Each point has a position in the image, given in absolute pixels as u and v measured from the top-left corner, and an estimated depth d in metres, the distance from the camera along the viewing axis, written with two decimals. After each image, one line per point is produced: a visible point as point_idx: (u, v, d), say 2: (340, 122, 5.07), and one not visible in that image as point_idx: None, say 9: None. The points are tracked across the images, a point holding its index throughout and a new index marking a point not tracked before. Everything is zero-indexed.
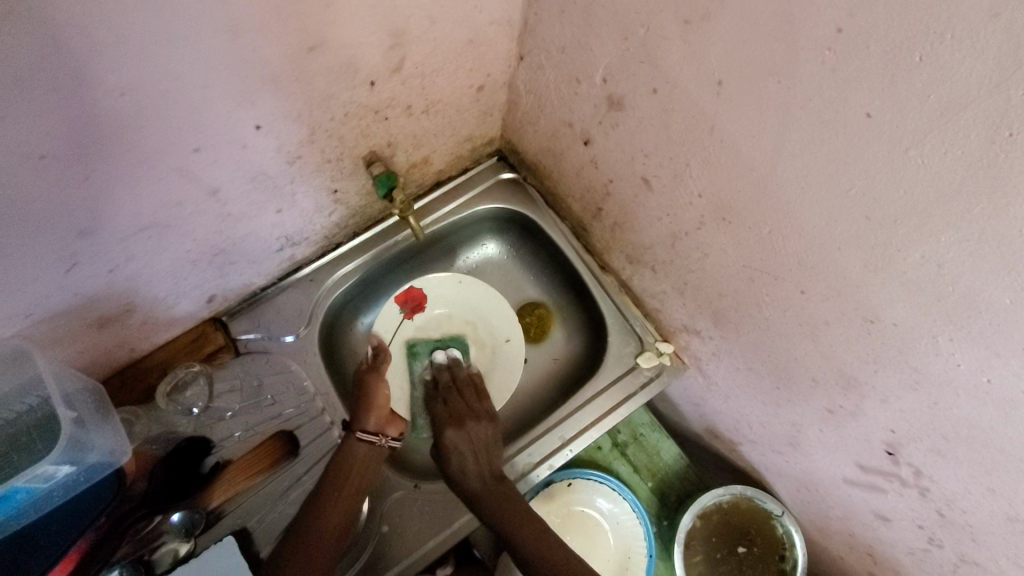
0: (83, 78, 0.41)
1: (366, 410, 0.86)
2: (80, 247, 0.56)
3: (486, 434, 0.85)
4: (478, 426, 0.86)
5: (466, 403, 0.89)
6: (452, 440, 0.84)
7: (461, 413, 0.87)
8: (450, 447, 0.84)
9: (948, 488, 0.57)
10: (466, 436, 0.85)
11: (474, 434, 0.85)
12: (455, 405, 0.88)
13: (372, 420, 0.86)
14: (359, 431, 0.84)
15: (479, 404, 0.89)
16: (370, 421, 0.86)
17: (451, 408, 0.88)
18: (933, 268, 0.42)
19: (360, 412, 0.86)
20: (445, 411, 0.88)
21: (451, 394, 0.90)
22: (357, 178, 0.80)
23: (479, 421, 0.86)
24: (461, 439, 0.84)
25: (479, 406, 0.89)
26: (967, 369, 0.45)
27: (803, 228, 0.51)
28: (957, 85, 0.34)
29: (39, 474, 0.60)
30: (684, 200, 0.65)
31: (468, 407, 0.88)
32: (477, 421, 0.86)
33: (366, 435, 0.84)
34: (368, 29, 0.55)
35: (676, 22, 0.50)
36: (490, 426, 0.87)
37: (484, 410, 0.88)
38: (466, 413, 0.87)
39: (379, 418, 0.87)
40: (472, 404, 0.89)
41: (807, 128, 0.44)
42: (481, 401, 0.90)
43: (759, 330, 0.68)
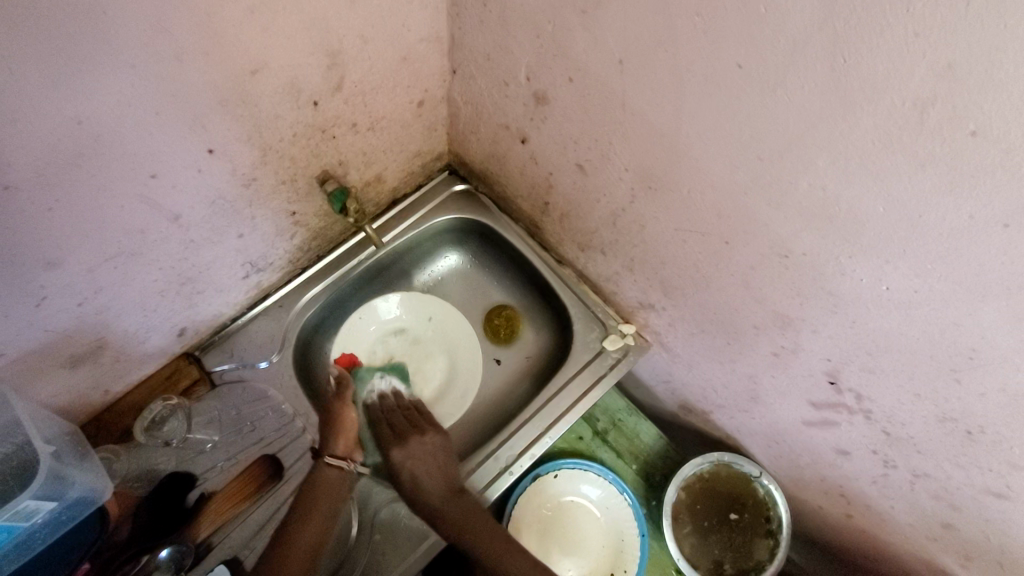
0: (42, 108, 0.46)
1: (335, 435, 0.87)
2: (46, 280, 0.58)
3: (435, 445, 0.87)
4: (425, 438, 0.88)
5: (409, 424, 0.91)
6: (399, 457, 0.85)
7: (405, 432, 0.89)
8: (400, 464, 0.84)
9: (885, 404, 0.62)
10: (414, 451, 0.86)
11: (425, 448, 0.86)
12: (400, 427, 0.90)
13: (341, 445, 0.86)
14: (329, 457, 0.84)
15: (421, 421, 0.92)
16: (336, 446, 0.86)
17: (394, 431, 0.89)
18: (820, 194, 0.49)
19: (327, 437, 0.87)
20: (389, 434, 0.89)
21: (393, 419, 0.92)
22: (313, 198, 0.84)
23: (425, 435, 0.88)
24: (410, 454, 0.85)
25: (422, 423, 0.91)
26: (869, 280, 0.51)
27: (714, 180, 0.57)
28: (796, 29, 0.41)
29: (21, 510, 0.60)
30: (614, 177, 0.71)
31: (410, 427, 0.90)
32: (423, 435, 0.88)
33: (337, 460, 0.84)
34: (305, 52, 0.62)
35: (576, 15, 0.58)
36: (438, 437, 0.89)
37: (428, 425, 0.91)
38: (411, 430, 0.89)
39: (349, 442, 0.88)
40: (415, 424, 0.91)
41: (697, 88, 0.52)
42: (424, 422, 0.92)
43: (701, 291, 0.73)
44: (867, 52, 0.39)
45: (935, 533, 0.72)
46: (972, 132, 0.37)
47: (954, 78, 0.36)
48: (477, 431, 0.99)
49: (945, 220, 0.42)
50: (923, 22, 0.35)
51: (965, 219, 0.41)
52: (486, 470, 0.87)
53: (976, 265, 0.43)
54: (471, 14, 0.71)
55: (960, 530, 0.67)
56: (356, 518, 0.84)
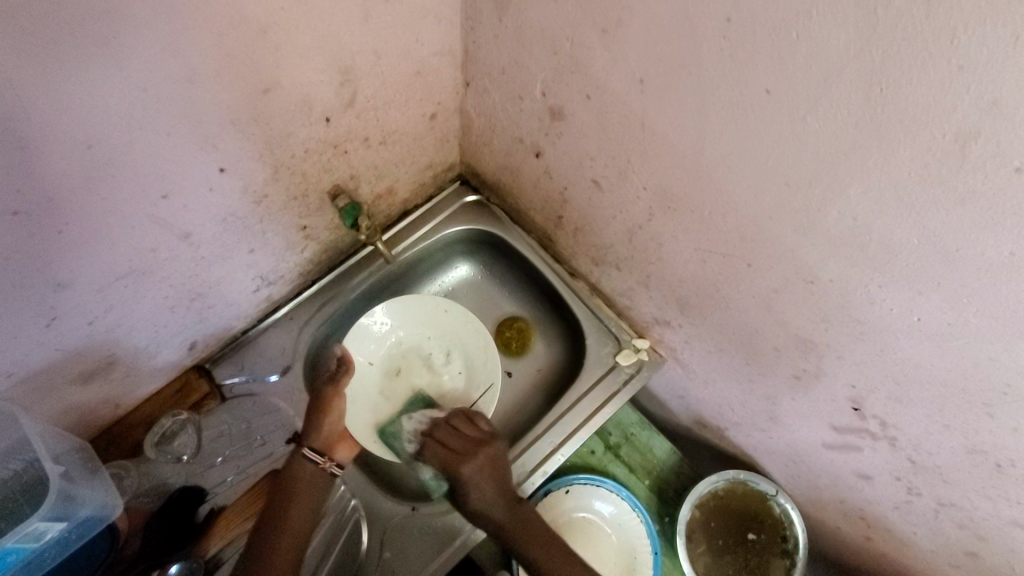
0: (52, 134, 0.46)
1: (318, 422, 0.81)
2: (56, 300, 0.58)
3: (497, 456, 0.80)
4: (487, 451, 0.79)
5: (463, 435, 0.81)
6: (472, 476, 0.77)
7: (461, 446, 0.80)
8: (471, 483, 0.77)
9: (912, 433, 0.60)
10: (481, 469, 0.78)
11: (488, 464, 0.79)
12: (452, 441, 0.81)
13: (321, 436, 0.81)
14: (307, 449, 0.80)
15: (476, 430, 0.82)
16: (320, 437, 0.81)
17: (452, 446, 0.80)
18: (849, 221, 0.47)
19: (313, 427, 0.81)
20: (448, 450, 0.80)
21: (443, 432, 0.82)
22: (324, 212, 0.83)
23: (485, 446, 0.80)
24: (478, 475, 0.78)
25: (477, 431, 0.82)
26: (898, 310, 0.49)
27: (736, 202, 0.56)
28: (831, 54, 0.40)
29: (29, 533, 0.59)
30: (632, 195, 0.69)
31: (468, 437, 0.81)
32: (481, 448, 0.79)
33: (314, 454, 0.79)
34: (317, 69, 0.61)
35: (595, 32, 0.56)
36: (497, 447, 0.81)
37: (484, 434, 0.82)
38: (468, 444, 0.80)
39: (331, 434, 0.82)
40: (470, 433, 0.82)
41: (722, 111, 0.50)
42: (478, 426, 0.83)
43: (719, 310, 0.71)
44: (905, 85, 0.37)
45: (958, 561, 0.70)
46: (1017, 169, 0.35)
47: (999, 114, 0.34)
48: (488, 446, 0.98)
49: (983, 255, 0.40)
50: (968, 55, 0.34)
51: (1005, 256, 0.39)
52: None
53: (1013, 301, 0.41)
54: (486, 28, 0.70)
55: (985, 560, 0.65)
56: (367, 532, 0.83)
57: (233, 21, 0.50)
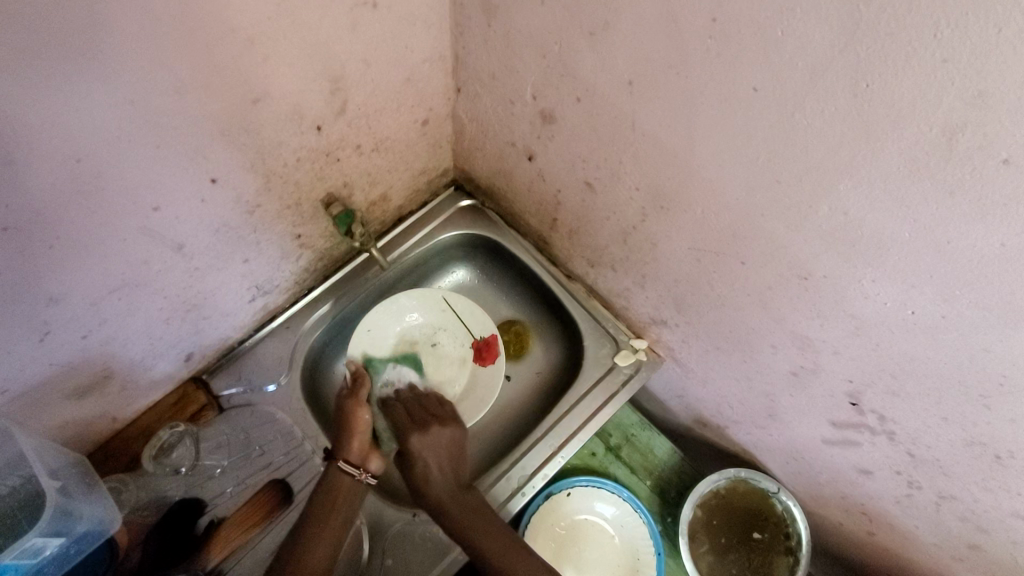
0: (40, 147, 0.45)
1: (348, 436, 0.80)
2: (49, 315, 0.58)
3: (452, 438, 0.82)
4: (444, 431, 0.82)
5: (428, 412, 0.86)
6: (417, 446, 0.80)
7: (423, 420, 0.84)
8: (416, 453, 0.79)
9: (910, 426, 0.59)
10: (432, 443, 0.80)
11: (440, 439, 0.81)
12: (418, 413, 0.85)
13: (355, 449, 0.80)
14: (342, 462, 0.79)
15: (441, 410, 0.86)
16: (353, 450, 0.80)
17: (413, 416, 0.84)
18: (841, 217, 0.47)
19: (341, 440, 0.80)
20: (408, 419, 0.84)
21: (411, 404, 0.87)
22: (318, 220, 0.83)
23: (445, 426, 0.83)
24: (427, 445, 0.80)
25: (443, 412, 0.86)
26: (893, 304, 0.49)
27: (727, 200, 0.56)
28: (815, 50, 0.40)
29: (27, 548, 0.59)
30: (624, 196, 0.69)
31: (432, 415, 0.85)
32: (442, 425, 0.83)
33: (349, 467, 0.78)
34: (307, 78, 0.61)
35: (583, 35, 0.56)
36: (456, 433, 0.83)
37: (449, 416, 0.85)
38: (429, 420, 0.84)
39: (363, 445, 0.81)
40: (435, 412, 0.86)
41: (710, 110, 0.50)
42: (445, 410, 0.87)
43: (715, 308, 0.71)
44: (889, 80, 0.37)
45: (962, 554, 0.69)
46: (1005, 161, 0.35)
47: (983, 106, 0.34)
48: (489, 450, 0.97)
49: (975, 247, 0.40)
50: (950, 48, 0.34)
51: (997, 247, 0.39)
52: (497, 491, 0.85)
53: (1007, 292, 0.41)
54: (475, 33, 0.70)
55: (988, 552, 0.65)
56: (369, 540, 0.83)
57: (220, 32, 0.50)
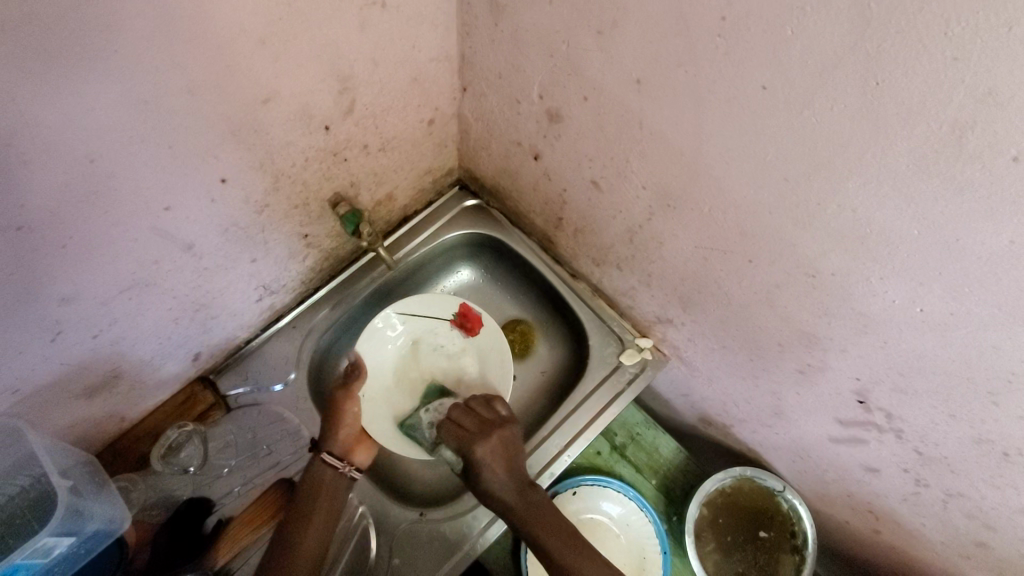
0: (53, 148, 0.46)
1: (333, 429, 0.81)
2: (61, 315, 0.58)
3: (512, 440, 0.80)
4: (503, 433, 0.80)
5: (482, 415, 0.82)
6: (484, 455, 0.78)
7: (479, 428, 0.80)
8: (482, 463, 0.77)
9: (918, 424, 0.60)
10: (494, 449, 0.78)
11: (500, 445, 0.79)
12: (472, 419, 0.81)
13: (339, 442, 0.81)
14: (325, 455, 0.80)
15: (495, 412, 0.82)
16: (337, 443, 0.81)
17: (468, 424, 0.81)
18: (849, 215, 0.47)
19: (327, 434, 0.81)
20: (464, 427, 0.80)
21: (461, 413, 0.83)
22: (325, 220, 0.84)
23: (503, 428, 0.80)
24: (492, 453, 0.78)
25: (496, 413, 0.82)
26: (902, 301, 0.49)
27: (734, 199, 0.56)
28: (825, 47, 0.40)
29: (39, 548, 0.59)
30: (631, 194, 0.70)
31: (485, 418, 0.81)
32: (502, 429, 0.80)
33: (332, 460, 0.79)
34: (315, 78, 0.61)
35: (591, 34, 0.57)
36: (513, 431, 0.81)
37: (501, 416, 0.82)
38: (485, 425, 0.80)
39: (349, 438, 0.82)
40: (488, 414, 0.82)
41: (719, 108, 0.50)
42: (495, 409, 0.83)
43: (721, 306, 0.71)
44: (898, 77, 0.38)
45: (968, 552, 0.70)
46: (1015, 158, 0.35)
47: (994, 103, 0.35)
48: None
49: (984, 244, 0.40)
50: (961, 46, 0.34)
51: (1006, 245, 0.39)
52: None
53: (1015, 289, 0.41)
54: (482, 33, 0.70)
55: (996, 550, 0.65)
56: (376, 539, 0.83)
57: (231, 32, 0.51)
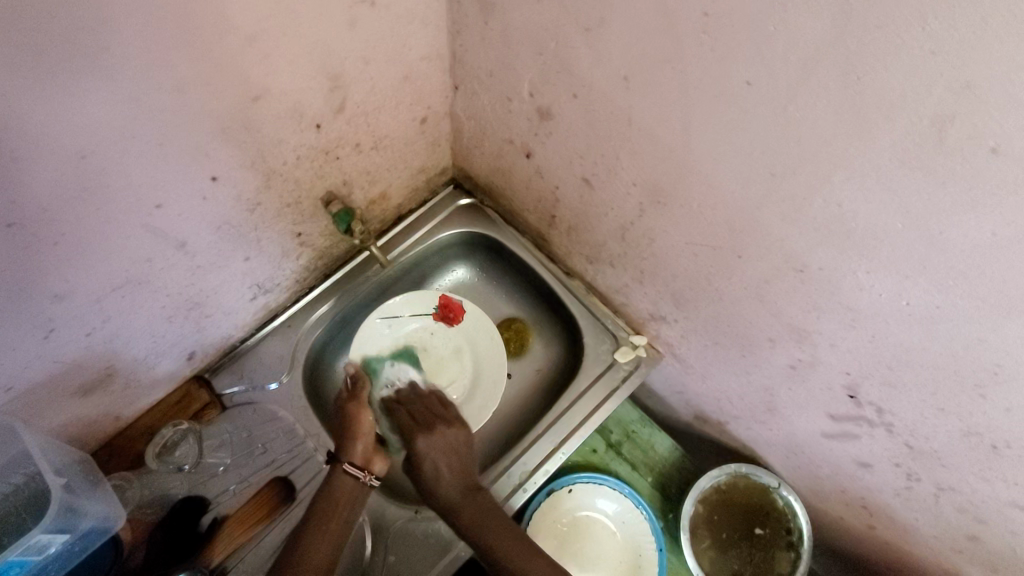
0: (43, 145, 0.46)
1: (352, 438, 0.80)
2: (54, 312, 0.58)
3: (457, 440, 0.81)
4: (448, 431, 0.82)
5: (432, 412, 0.84)
6: (425, 447, 0.79)
7: (429, 421, 0.83)
8: (423, 454, 0.79)
9: (907, 418, 0.60)
10: (436, 443, 0.80)
11: (448, 439, 0.81)
12: (423, 415, 0.83)
13: (359, 452, 0.80)
14: (347, 465, 0.78)
15: (446, 411, 0.85)
16: (357, 452, 0.79)
17: (418, 418, 0.83)
18: (835, 209, 0.47)
19: (347, 443, 0.80)
20: (411, 420, 0.83)
21: (414, 406, 0.85)
22: (318, 219, 0.84)
23: (450, 426, 0.82)
24: (433, 447, 0.80)
25: (447, 413, 0.85)
26: (888, 295, 0.49)
27: (722, 194, 0.56)
28: (806, 42, 0.40)
29: (33, 545, 0.59)
30: (622, 192, 0.70)
31: (437, 415, 0.84)
32: (448, 426, 0.82)
33: (353, 469, 0.78)
34: (305, 77, 0.62)
35: (578, 32, 0.57)
36: (462, 432, 0.83)
37: (454, 416, 0.84)
38: (433, 420, 0.83)
39: (368, 448, 0.80)
40: (438, 412, 0.85)
41: (705, 103, 0.51)
42: (448, 409, 0.86)
43: (712, 302, 0.72)
44: (877, 71, 0.38)
45: (961, 546, 0.70)
46: (993, 149, 0.36)
47: (972, 96, 0.35)
48: (489, 447, 0.98)
49: (966, 236, 0.41)
50: (938, 38, 0.34)
51: (988, 236, 0.40)
52: (499, 487, 0.86)
53: (998, 281, 0.41)
54: (472, 32, 0.71)
55: (987, 543, 0.65)
56: (371, 536, 0.83)
57: (220, 31, 0.51)
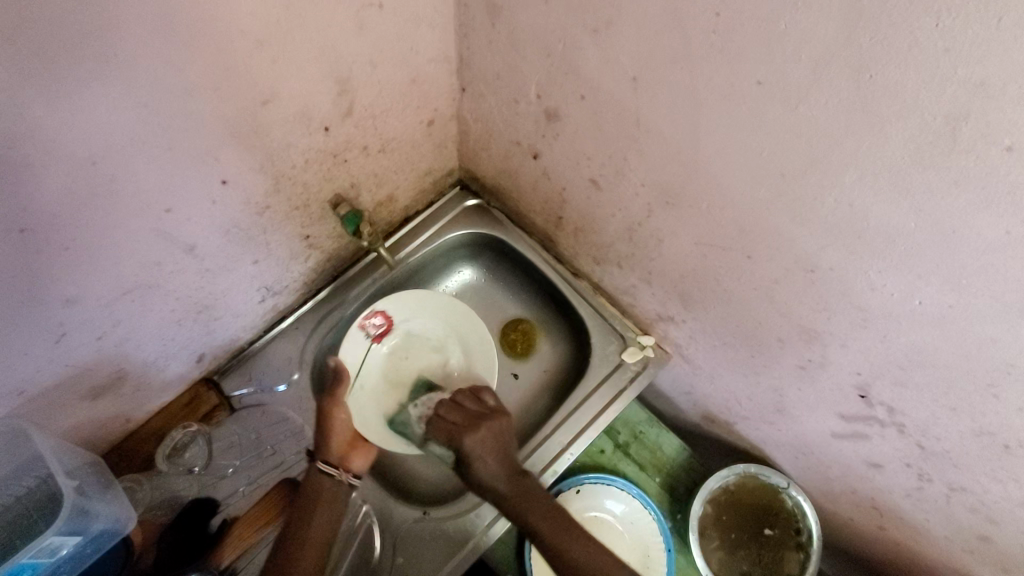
0: (55, 150, 0.46)
1: (325, 436, 0.80)
2: (65, 316, 0.59)
3: (504, 428, 0.80)
4: (492, 423, 0.80)
5: (471, 408, 0.82)
6: (472, 445, 0.78)
7: (470, 419, 0.81)
8: (471, 453, 0.77)
9: (919, 418, 0.59)
10: (485, 438, 0.78)
11: (490, 433, 0.79)
12: (457, 415, 0.82)
13: (333, 449, 0.80)
14: (320, 464, 0.78)
15: (483, 404, 0.83)
16: (331, 450, 0.80)
17: (456, 419, 0.81)
18: (846, 209, 0.47)
19: (320, 440, 0.80)
20: (454, 420, 0.81)
21: (448, 407, 0.83)
22: (325, 221, 0.84)
23: (493, 418, 0.80)
24: (481, 443, 0.78)
25: (484, 406, 0.82)
26: (901, 295, 0.49)
27: (732, 195, 0.56)
28: (818, 42, 0.40)
29: (45, 547, 0.60)
30: (630, 192, 0.70)
31: (471, 411, 0.82)
32: (491, 419, 0.80)
33: (326, 467, 0.78)
34: (314, 80, 0.62)
35: (586, 33, 0.57)
36: (503, 421, 0.81)
37: (490, 407, 0.82)
38: (475, 417, 0.81)
39: (340, 444, 0.80)
40: (478, 407, 0.82)
41: (715, 103, 0.50)
42: (483, 401, 0.84)
43: (721, 303, 0.71)
44: (891, 70, 0.38)
45: (973, 547, 0.69)
46: (1008, 148, 0.36)
47: (986, 95, 0.35)
48: None
49: (980, 235, 0.40)
50: (953, 37, 0.34)
51: (1002, 235, 0.39)
52: None
53: (1013, 280, 0.41)
54: (479, 33, 0.71)
55: (1000, 544, 0.65)
56: (380, 535, 0.84)
57: (230, 35, 0.51)
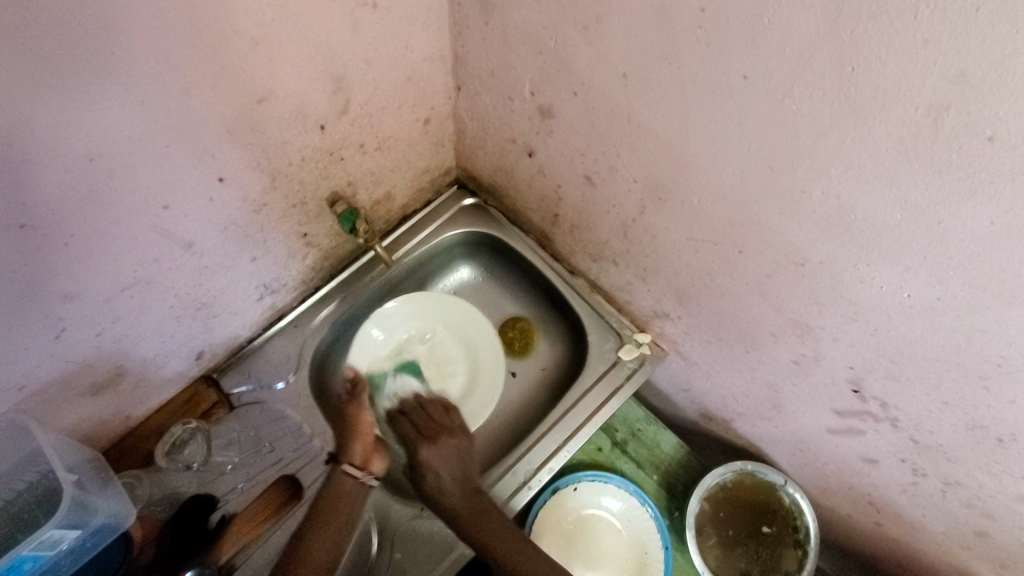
0: (53, 147, 0.47)
1: (350, 440, 0.81)
2: (64, 312, 0.60)
3: (462, 447, 0.83)
4: (450, 440, 0.83)
5: (436, 420, 0.86)
6: (427, 456, 0.81)
7: (430, 430, 0.85)
8: (426, 463, 0.81)
9: (912, 412, 0.60)
10: (441, 452, 0.82)
11: (449, 448, 0.82)
12: (424, 423, 0.86)
13: (358, 452, 0.81)
14: (347, 465, 0.79)
15: (449, 419, 0.87)
16: (355, 452, 0.80)
17: (420, 427, 0.85)
18: (835, 202, 0.48)
19: (345, 443, 0.81)
20: (414, 430, 0.85)
21: (418, 414, 0.87)
22: (323, 219, 0.85)
23: (452, 435, 0.84)
24: (436, 455, 0.81)
25: (451, 421, 0.87)
26: (890, 287, 0.50)
27: (722, 189, 0.57)
28: (801, 36, 0.41)
29: (45, 540, 0.61)
30: (623, 189, 0.70)
31: (439, 423, 0.86)
32: (450, 435, 0.84)
33: (351, 469, 0.79)
34: (310, 78, 0.63)
35: (577, 29, 0.57)
36: (463, 439, 0.84)
37: (455, 424, 0.86)
38: (436, 429, 0.85)
39: (366, 447, 0.81)
40: (443, 421, 0.86)
41: (703, 98, 0.51)
42: (450, 416, 0.87)
43: (715, 298, 0.72)
44: (873, 61, 0.38)
45: (969, 542, 0.69)
46: (989, 138, 0.36)
47: (967, 85, 0.35)
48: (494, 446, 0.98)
49: (965, 226, 0.41)
50: (933, 29, 0.34)
51: (986, 226, 0.40)
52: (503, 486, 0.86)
53: (998, 271, 0.41)
54: (473, 32, 0.71)
55: (995, 539, 0.65)
56: (377, 534, 0.84)
57: (225, 34, 0.52)
